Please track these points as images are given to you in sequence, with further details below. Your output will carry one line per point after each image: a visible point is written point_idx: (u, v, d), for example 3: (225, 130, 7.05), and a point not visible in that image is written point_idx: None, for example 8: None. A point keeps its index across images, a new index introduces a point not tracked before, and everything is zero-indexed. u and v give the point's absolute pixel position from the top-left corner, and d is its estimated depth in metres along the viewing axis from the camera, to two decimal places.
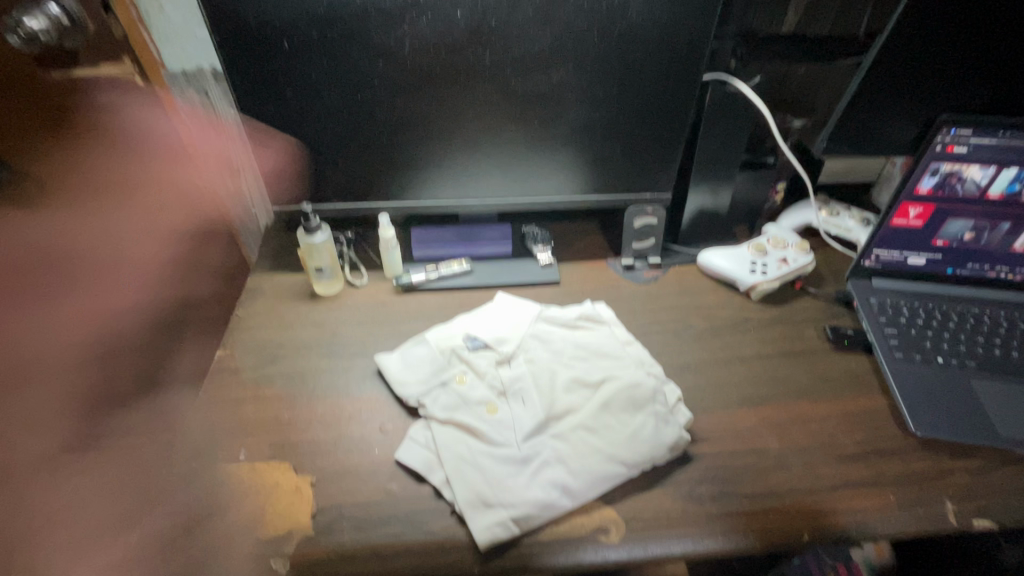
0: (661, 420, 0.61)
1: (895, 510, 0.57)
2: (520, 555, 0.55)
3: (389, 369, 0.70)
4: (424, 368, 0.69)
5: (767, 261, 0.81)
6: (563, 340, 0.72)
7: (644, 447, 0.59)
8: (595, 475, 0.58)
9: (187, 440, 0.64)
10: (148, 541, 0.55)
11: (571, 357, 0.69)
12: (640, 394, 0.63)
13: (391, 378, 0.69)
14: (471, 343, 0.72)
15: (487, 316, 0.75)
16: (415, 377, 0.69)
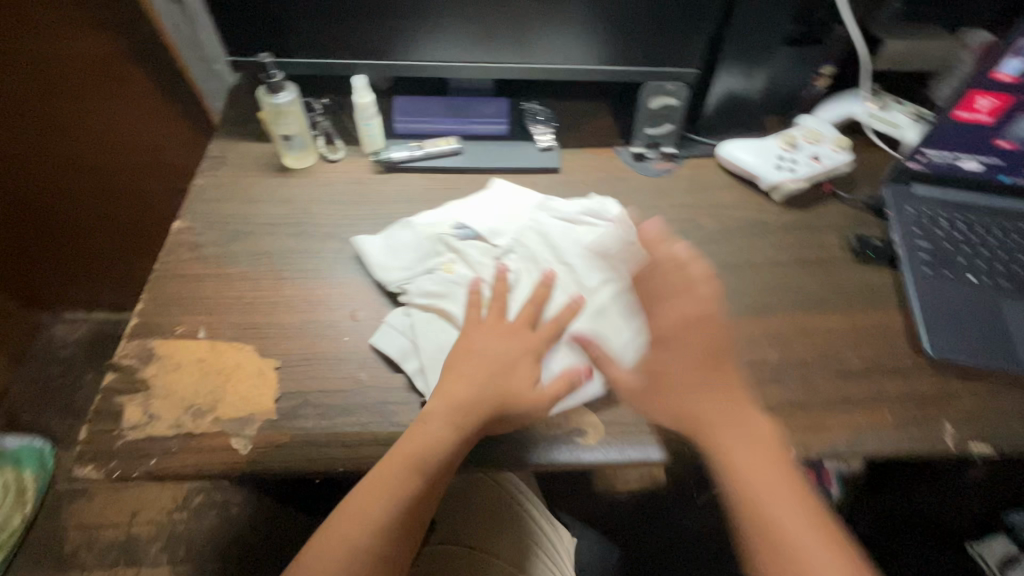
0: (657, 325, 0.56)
1: (891, 430, 0.53)
2: (490, 451, 0.52)
3: (369, 254, 0.64)
4: (408, 256, 0.63)
5: (796, 158, 0.71)
6: (563, 235, 0.64)
7: (637, 359, 0.55)
8: (577, 380, 0.54)
9: (143, 316, 0.59)
10: (103, 415, 0.53)
11: (569, 254, 0.62)
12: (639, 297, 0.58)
13: (369, 264, 0.63)
14: (460, 232, 0.65)
15: (482, 204, 0.68)
16: (397, 263, 0.63)
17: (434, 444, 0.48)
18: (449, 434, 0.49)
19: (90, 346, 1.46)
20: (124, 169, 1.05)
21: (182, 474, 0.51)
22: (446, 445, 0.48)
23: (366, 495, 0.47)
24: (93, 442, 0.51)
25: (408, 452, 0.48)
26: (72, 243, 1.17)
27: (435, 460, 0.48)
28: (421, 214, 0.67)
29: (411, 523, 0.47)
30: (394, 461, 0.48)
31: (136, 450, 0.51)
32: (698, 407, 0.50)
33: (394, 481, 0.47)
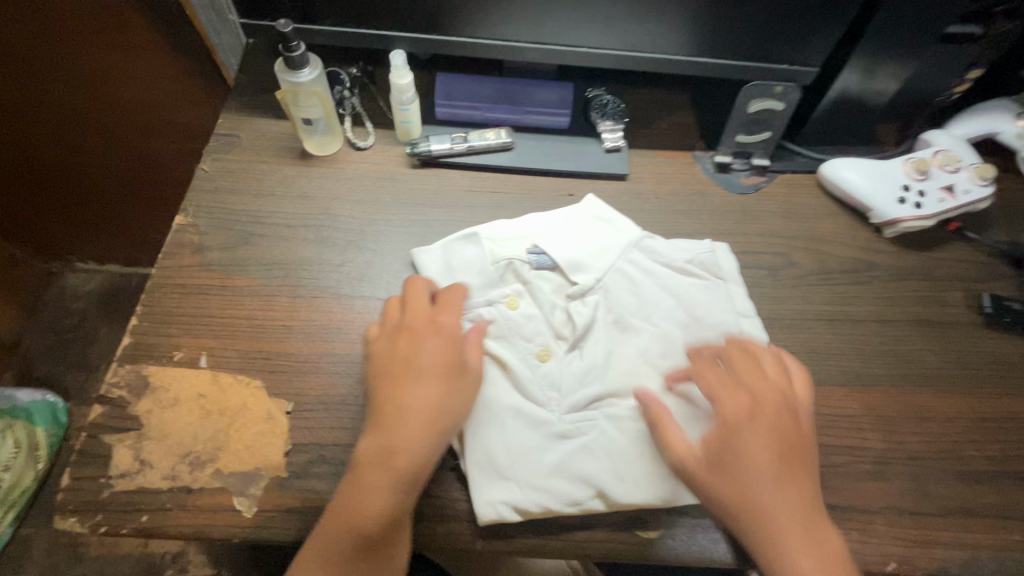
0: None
1: (1016, 552, 0.45)
2: (531, 539, 0.45)
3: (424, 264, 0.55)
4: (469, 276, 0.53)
5: (924, 189, 0.58)
6: (659, 291, 0.53)
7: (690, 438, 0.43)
8: (643, 482, 0.44)
9: (138, 334, 0.51)
10: (88, 458, 0.45)
11: (663, 319, 0.52)
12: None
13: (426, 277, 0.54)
14: (536, 258, 0.54)
15: (566, 227, 0.56)
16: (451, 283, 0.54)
17: (376, 493, 0.41)
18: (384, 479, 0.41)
19: (103, 301, 1.31)
20: (129, 128, 0.91)
21: (177, 536, 0.44)
22: (397, 488, 0.41)
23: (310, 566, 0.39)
24: (76, 492, 0.44)
25: (350, 504, 0.41)
26: (77, 199, 1.05)
27: (386, 506, 0.41)
28: (493, 223, 0.57)
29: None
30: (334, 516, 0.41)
31: (125, 504, 0.44)
32: (756, 502, 0.40)
33: (340, 540, 0.40)
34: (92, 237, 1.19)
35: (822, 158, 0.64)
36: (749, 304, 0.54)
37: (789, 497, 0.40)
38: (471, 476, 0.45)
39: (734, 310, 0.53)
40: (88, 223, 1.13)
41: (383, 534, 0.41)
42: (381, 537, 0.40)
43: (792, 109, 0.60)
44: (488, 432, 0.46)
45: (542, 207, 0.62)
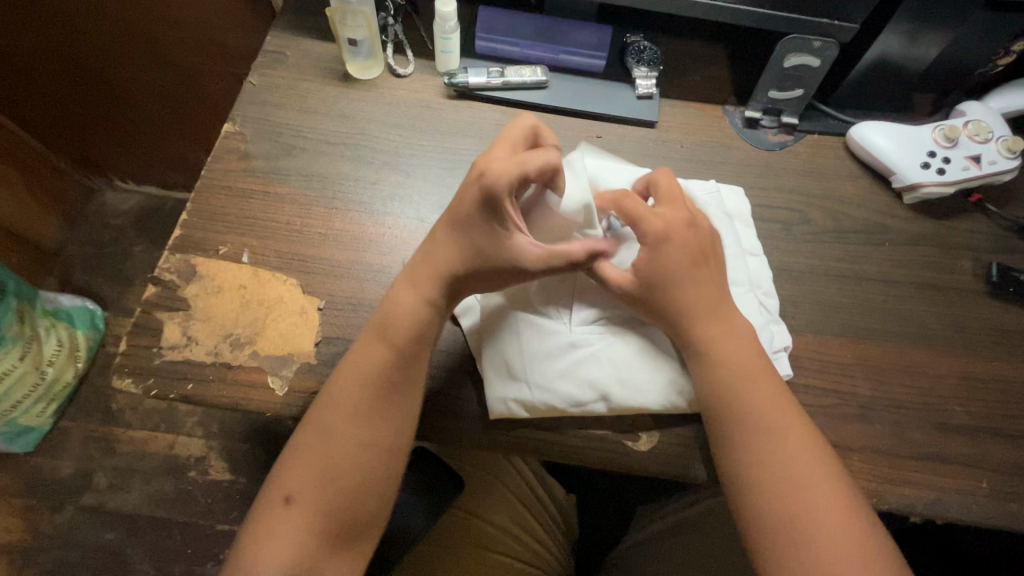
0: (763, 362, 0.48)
1: (981, 498, 0.48)
2: (532, 436, 0.49)
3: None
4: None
5: (950, 156, 0.59)
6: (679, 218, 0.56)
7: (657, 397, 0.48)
8: (643, 393, 0.48)
9: (187, 228, 0.56)
10: (142, 330, 0.51)
11: None
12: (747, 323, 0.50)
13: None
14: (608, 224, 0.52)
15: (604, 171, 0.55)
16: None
17: (381, 358, 0.46)
18: (390, 344, 0.46)
19: (140, 220, 1.36)
20: (173, 47, 0.93)
21: (217, 404, 0.49)
22: (403, 354, 0.46)
23: (333, 425, 0.44)
24: (131, 356, 0.50)
25: (359, 370, 0.45)
26: (122, 113, 1.09)
27: (393, 368, 0.45)
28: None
29: (383, 445, 0.44)
30: (345, 377, 0.46)
31: (172, 371, 0.49)
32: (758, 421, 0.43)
33: (357, 403, 0.44)
34: (132, 155, 1.23)
35: (852, 121, 0.65)
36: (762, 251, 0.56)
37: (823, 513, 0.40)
38: (487, 375, 0.50)
39: (744, 248, 0.55)
40: (129, 138, 1.17)
41: (391, 392, 0.45)
42: (390, 398, 0.45)
43: (828, 66, 0.60)
44: (504, 338, 0.50)
45: (569, 146, 0.64)
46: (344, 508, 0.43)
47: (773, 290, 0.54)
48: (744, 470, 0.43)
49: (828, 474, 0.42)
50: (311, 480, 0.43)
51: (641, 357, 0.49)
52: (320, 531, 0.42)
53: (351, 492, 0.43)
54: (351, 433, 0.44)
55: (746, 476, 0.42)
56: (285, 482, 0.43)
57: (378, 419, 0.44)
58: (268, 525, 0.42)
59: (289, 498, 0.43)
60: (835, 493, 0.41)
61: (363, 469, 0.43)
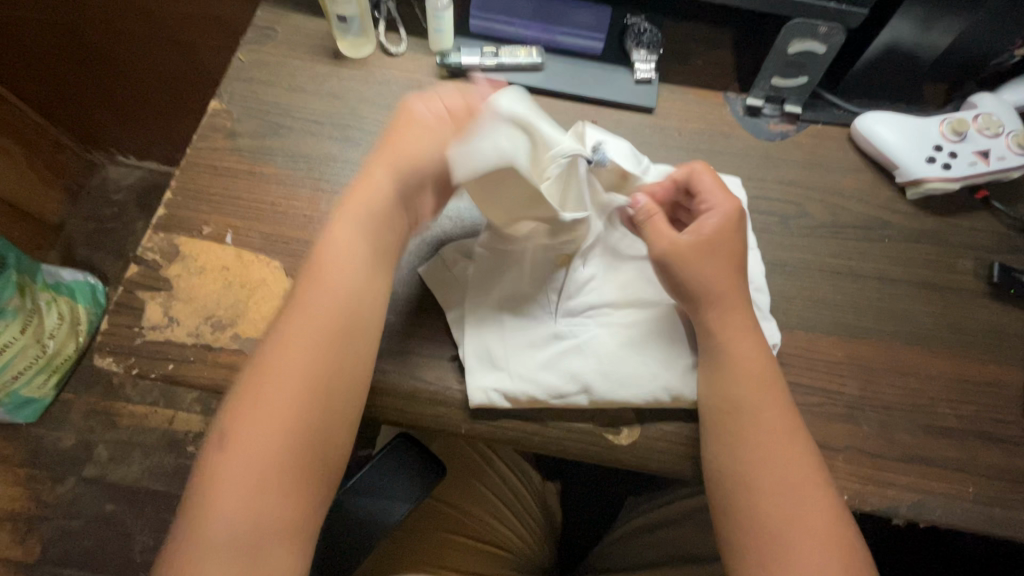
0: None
1: (966, 502, 0.47)
2: (512, 425, 0.49)
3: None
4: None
5: (957, 151, 0.57)
6: None
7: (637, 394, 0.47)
8: (625, 387, 0.47)
9: (171, 207, 0.55)
10: (124, 309, 0.50)
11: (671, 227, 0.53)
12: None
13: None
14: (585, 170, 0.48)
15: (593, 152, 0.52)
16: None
17: (313, 336, 0.42)
18: (322, 322, 0.43)
19: (141, 197, 1.34)
20: (168, 20, 0.90)
21: (198, 385, 0.49)
22: (338, 330, 0.43)
23: (263, 404, 0.40)
24: (113, 335, 0.50)
25: (291, 346, 0.42)
26: (118, 87, 1.07)
27: (326, 346, 0.42)
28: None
29: (321, 424, 0.41)
30: (276, 354, 0.42)
31: (153, 352, 0.49)
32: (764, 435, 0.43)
33: (289, 381, 0.41)
34: (130, 130, 1.21)
35: (858, 112, 0.63)
36: (757, 246, 0.55)
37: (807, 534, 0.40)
38: (467, 363, 0.49)
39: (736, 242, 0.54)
40: (126, 113, 1.15)
41: (324, 369, 0.42)
42: (324, 377, 0.41)
43: (833, 53, 0.58)
44: (487, 328, 0.50)
45: (563, 132, 0.62)
46: (278, 492, 0.39)
47: (767, 287, 0.53)
48: (726, 472, 0.43)
49: (810, 476, 0.42)
50: (245, 460, 0.39)
51: (627, 350, 0.48)
52: (256, 514, 0.38)
53: (286, 474, 0.39)
54: (282, 411, 0.40)
55: (730, 477, 0.42)
56: (218, 463, 0.39)
57: (312, 397, 0.41)
58: (203, 505, 0.39)
59: (217, 480, 0.39)
60: (814, 496, 0.41)
61: (299, 450, 0.40)
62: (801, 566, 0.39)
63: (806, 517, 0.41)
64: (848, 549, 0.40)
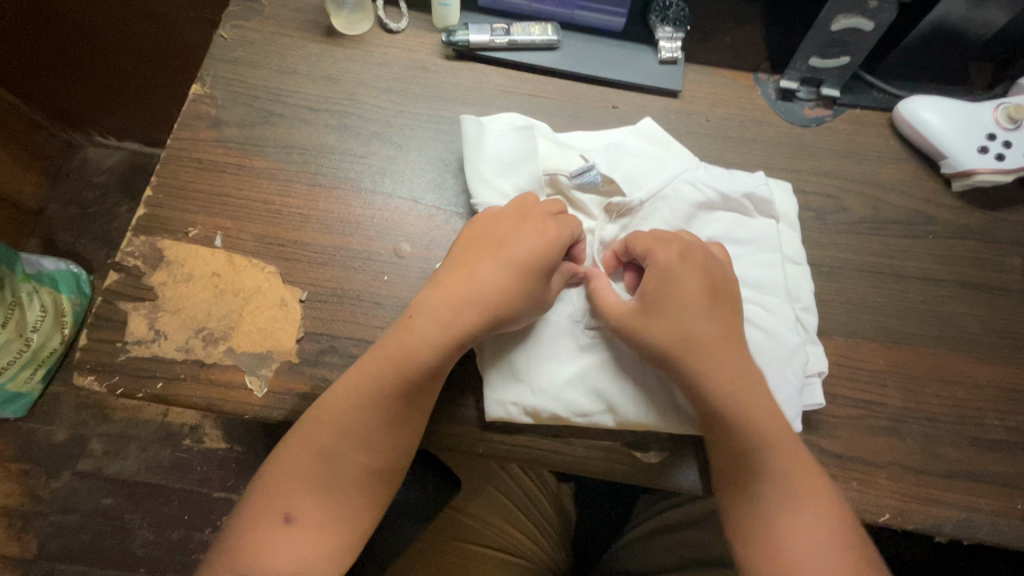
0: (792, 392, 0.43)
1: (1015, 519, 0.44)
2: (532, 443, 0.45)
3: (481, 139, 0.51)
4: (530, 167, 0.49)
5: (1011, 140, 0.53)
6: (708, 220, 0.49)
7: (663, 419, 0.43)
8: (654, 410, 0.44)
9: (152, 206, 0.50)
10: (104, 321, 0.46)
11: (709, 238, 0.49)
12: (775, 347, 0.45)
13: (480, 156, 0.50)
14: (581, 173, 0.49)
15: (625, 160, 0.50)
16: (506, 177, 0.50)
17: (385, 389, 0.40)
18: (400, 377, 0.40)
19: (123, 179, 1.22)
20: None
21: (189, 404, 0.45)
22: (418, 388, 0.40)
23: (337, 448, 0.39)
24: (93, 351, 0.45)
25: (366, 393, 0.40)
26: (91, 64, 0.99)
27: (402, 403, 0.40)
28: (573, 136, 0.53)
29: (388, 473, 0.40)
30: (337, 396, 0.41)
31: (139, 369, 0.45)
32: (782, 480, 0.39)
33: (360, 429, 0.40)
34: (108, 105, 1.10)
35: (900, 94, 0.58)
36: (803, 259, 0.50)
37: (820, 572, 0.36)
38: (487, 375, 0.45)
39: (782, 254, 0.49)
40: (101, 90, 1.06)
41: (398, 420, 0.40)
42: (397, 430, 0.40)
43: (883, 30, 0.53)
44: (509, 341, 0.46)
45: (580, 117, 0.57)
46: (345, 533, 0.39)
47: (812, 304, 0.49)
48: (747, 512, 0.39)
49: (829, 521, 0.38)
50: (319, 498, 0.39)
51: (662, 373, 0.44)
52: (320, 556, 0.38)
53: (357, 518, 0.39)
54: (357, 461, 0.39)
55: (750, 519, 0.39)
56: (286, 500, 0.39)
57: (382, 446, 0.40)
58: (251, 544, 0.37)
59: (291, 518, 0.38)
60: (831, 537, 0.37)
61: (367, 496, 0.40)
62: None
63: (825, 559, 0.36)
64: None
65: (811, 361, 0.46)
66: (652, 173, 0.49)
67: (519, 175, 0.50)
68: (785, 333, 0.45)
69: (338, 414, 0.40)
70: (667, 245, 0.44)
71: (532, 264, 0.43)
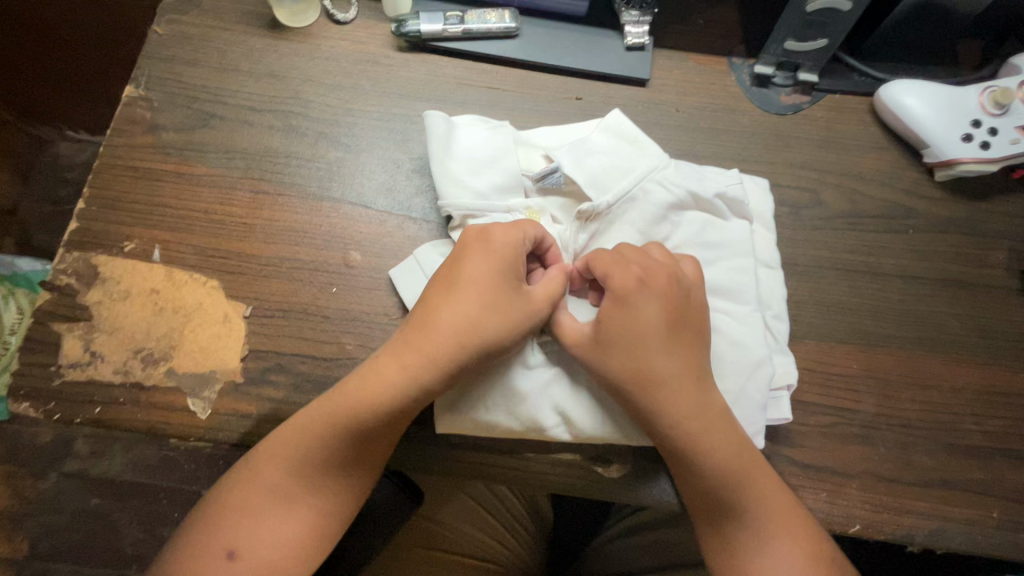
0: (754, 408, 0.41)
1: (991, 529, 0.43)
2: (487, 460, 0.44)
3: (451, 136, 0.47)
4: (506, 165, 0.46)
5: (997, 126, 0.49)
6: (675, 225, 0.46)
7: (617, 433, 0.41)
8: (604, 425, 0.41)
9: (85, 219, 0.47)
10: (38, 344, 0.44)
11: (675, 243, 0.46)
12: (740, 358, 0.42)
13: (450, 154, 0.46)
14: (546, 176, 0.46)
15: (595, 160, 0.46)
16: (480, 176, 0.46)
17: (336, 436, 0.38)
18: (353, 425, 0.37)
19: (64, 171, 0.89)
20: None
21: (130, 429, 0.43)
22: (374, 433, 0.38)
23: (291, 482, 0.37)
24: (27, 374, 0.43)
25: (313, 434, 0.38)
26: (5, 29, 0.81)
27: (355, 447, 0.38)
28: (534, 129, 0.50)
29: (339, 510, 0.38)
30: (294, 428, 0.38)
31: (76, 394, 0.43)
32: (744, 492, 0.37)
33: (308, 465, 0.38)
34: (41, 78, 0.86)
35: (882, 77, 0.54)
36: (778, 261, 0.48)
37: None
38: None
39: (755, 257, 0.46)
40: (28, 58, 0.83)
41: (350, 460, 0.38)
42: (350, 468, 0.38)
43: (861, 10, 0.48)
44: None
45: (541, 109, 0.53)
46: (291, 573, 0.36)
47: (784, 309, 0.46)
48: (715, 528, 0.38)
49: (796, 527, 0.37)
50: (265, 534, 0.36)
51: None
52: None
53: (304, 556, 0.36)
54: (309, 494, 0.37)
55: (720, 528, 0.37)
56: (230, 533, 0.36)
57: (333, 485, 0.38)
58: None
59: (235, 553, 0.36)
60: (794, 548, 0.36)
61: (315, 535, 0.37)
62: None
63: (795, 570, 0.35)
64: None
65: (779, 372, 0.44)
66: (623, 170, 0.46)
67: (494, 174, 0.46)
68: (752, 345, 0.43)
69: (294, 445, 0.38)
70: (615, 264, 0.40)
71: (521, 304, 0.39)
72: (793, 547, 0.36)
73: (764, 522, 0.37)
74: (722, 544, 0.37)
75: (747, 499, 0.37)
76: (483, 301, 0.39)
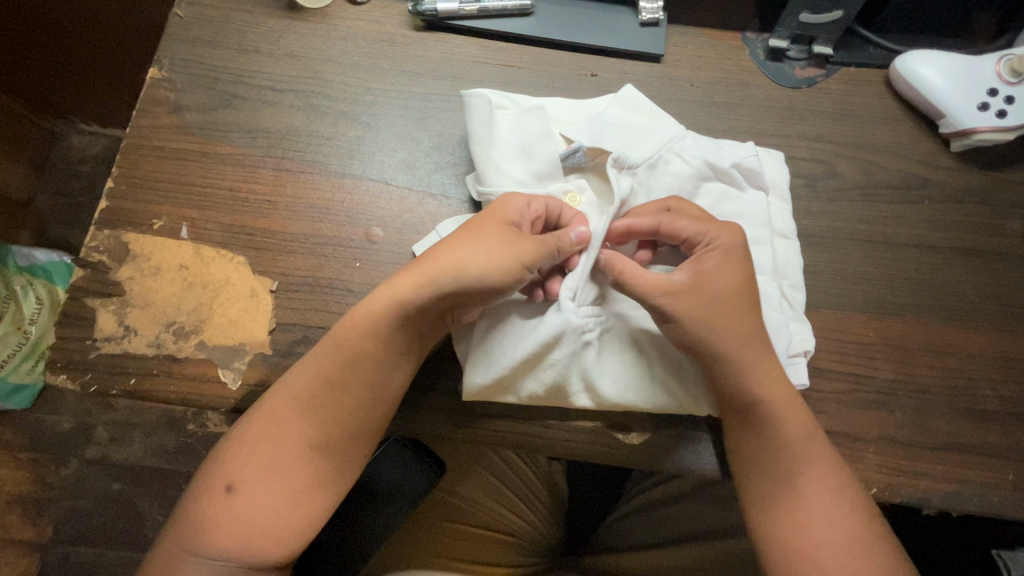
0: None
1: (1006, 490, 0.44)
2: (507, 425, 0.45)
3: (488, 121, 0.47)
4: (542, 152, 0.46)
5: (1013, 95, 0.49)
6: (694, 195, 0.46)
7: (638, 399, 0.42)
8: (623, 391, 0.42)
9: (114, 198, 0.48)
10: (73, 319, 0.46)
11: None
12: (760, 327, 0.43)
13: (492, 144, 0.46)
14: (571, 156, 0.46)
15: (620, 133, 0.46)
16: (517, 163, 0.46)
17: (340, 379, 0.39)
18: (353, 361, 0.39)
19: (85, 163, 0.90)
20: None
21: (164, 400, 0.45)
22: (365, 360, 0.39)
23: (296, 425, 0.38)
24: (64, 350, 0.45)
25: (315, 372, 0.39)
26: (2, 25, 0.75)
27: (352, 377, 0.39)
28: (551, 102, 0.49)
29: (341, 450, 0.39)
30: (305, 378, 0.40)
31: (112, 366, 0.45)
32: (780, 444, 0.38)
33: (309, 402, 0.39)
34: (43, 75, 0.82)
35: (897, 49, 0.54)
36: (795, 232, 0.48)
37: (822, 526, 0.37)
38: (468, 355, 0.43)
39: (772, 228, 0.47)
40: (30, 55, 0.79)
41: (346, 396, 0.39)
42: (345, 406, 0.39)
43: None
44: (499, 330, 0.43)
45: (556, 87, 0.54)
46: (286, 513, 0.37)
47: (801, 279, 0.47)
48: (748, 482, 0.39)
49: (828, 480, 0.38)
50: (266, 472, 0.38)
51: (644, 351, 0.43)
52: (262, 532, 0.36)
53: (304, 495, 0.38)
54: (311, 437, 0.38)
55: (757, 481, 0.39)
56: (231, 470, 0.38)
57: (332, 424, 0.39)
58: (200, 510, 0.37)
59: (233, 488, 0.37)
60: (824, 500, 0.37)
61: (315, 473, 0.38)
62: (814, 544, 0.36)
63: (825, 519, 0.37)
64: (865, 537, 0.36)
65: (797, 341, 0.44)
66: (642, 142, 0.46)
67: (531, 157, 0.46)
68: (769, 314, 0.44)
69: (303, 390, 0.39)
70: (688, 226, 0.41)
71: (502, 252, 0.39)
72: (823, 499, 0.37)
73: (795, 475, 0.38)
74: (756, 495, 0.38)
75: (776, 456, 0.38)
76: (468, 244, 0.39)
